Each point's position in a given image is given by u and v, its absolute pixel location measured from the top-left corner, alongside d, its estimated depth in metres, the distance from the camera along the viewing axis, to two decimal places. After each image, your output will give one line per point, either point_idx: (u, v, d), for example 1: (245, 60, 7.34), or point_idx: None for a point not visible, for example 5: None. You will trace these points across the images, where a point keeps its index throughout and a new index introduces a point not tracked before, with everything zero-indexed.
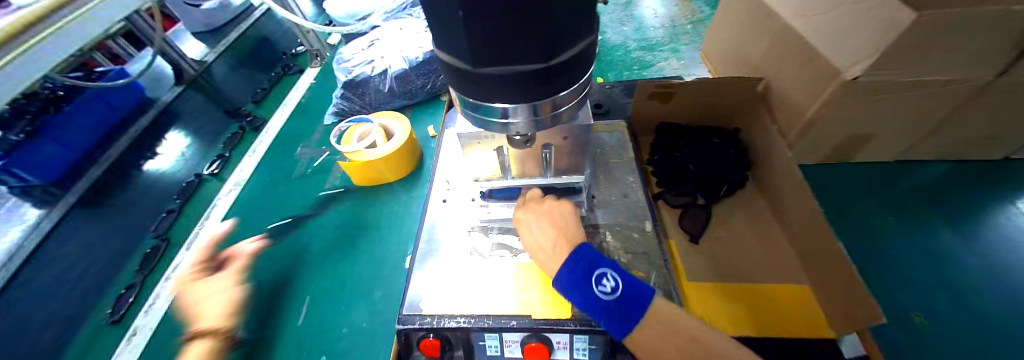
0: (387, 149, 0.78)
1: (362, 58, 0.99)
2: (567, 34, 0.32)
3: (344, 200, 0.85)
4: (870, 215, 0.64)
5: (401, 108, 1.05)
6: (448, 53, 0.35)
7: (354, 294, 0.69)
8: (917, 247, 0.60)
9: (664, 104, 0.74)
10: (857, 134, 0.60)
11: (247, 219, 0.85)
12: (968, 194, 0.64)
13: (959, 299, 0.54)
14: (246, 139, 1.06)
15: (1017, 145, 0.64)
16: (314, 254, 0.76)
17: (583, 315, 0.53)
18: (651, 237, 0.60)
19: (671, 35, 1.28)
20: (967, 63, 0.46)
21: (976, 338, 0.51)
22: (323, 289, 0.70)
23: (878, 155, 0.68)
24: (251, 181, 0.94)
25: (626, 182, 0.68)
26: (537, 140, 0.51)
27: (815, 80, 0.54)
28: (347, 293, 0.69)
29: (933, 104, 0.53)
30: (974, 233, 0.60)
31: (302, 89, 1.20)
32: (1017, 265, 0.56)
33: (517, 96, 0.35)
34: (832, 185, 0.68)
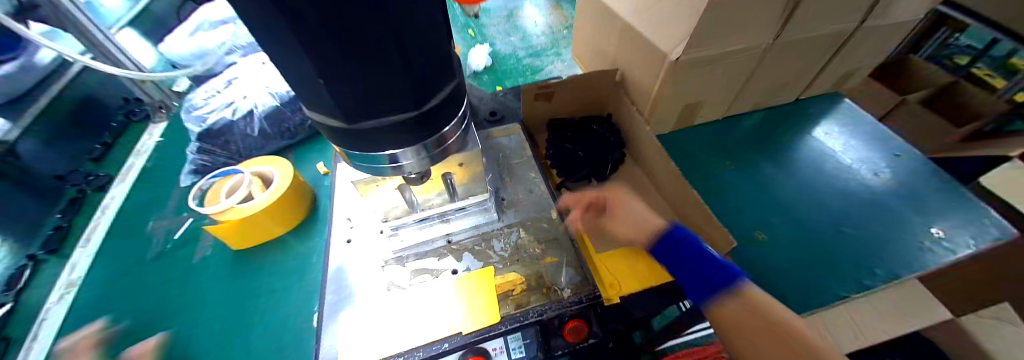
0: (264, 199, 0.69)
1: (218, 103, 0.87)
2: (435, 76, 0.33)
3: (226, 267, 0.73)
4: (715, 163, 0.78)
5: (280, 150, 0.95)
6: (318, 114, 0.33)
7: None
8: (750, 181, 0.75)
9: (547, 103, 0.81)
10: (692, 102, 0.73)
11: (94, 324, 0.70)
12: (776, 134, 0.83)
13: (783, 214, 0.69)
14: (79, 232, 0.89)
15: (795, 90, 0.84)
16: (195, 339, 0.65)
17: (511, 315, 0.55)
18: (558, 225, 0.65)
19: (552, 40, 1.39)
20: (746, 35, 0.59)
21: (799, 241, 0.66)
22: None
23: (713, 115, 0.83)
24: (89, 277, 0.76)
25: (528, 179, 0.72)
26: (436, 170, 0.53)
27: (653, 63, 0.64)
28: None
29: (736, 69, 0.67)
30: (785, 163, 0.77)
31: (144, 152, 1.00)
32: (815, 181, 0.74)
33: (400, 141, 0.35)
34: (687, 147, 0.81)
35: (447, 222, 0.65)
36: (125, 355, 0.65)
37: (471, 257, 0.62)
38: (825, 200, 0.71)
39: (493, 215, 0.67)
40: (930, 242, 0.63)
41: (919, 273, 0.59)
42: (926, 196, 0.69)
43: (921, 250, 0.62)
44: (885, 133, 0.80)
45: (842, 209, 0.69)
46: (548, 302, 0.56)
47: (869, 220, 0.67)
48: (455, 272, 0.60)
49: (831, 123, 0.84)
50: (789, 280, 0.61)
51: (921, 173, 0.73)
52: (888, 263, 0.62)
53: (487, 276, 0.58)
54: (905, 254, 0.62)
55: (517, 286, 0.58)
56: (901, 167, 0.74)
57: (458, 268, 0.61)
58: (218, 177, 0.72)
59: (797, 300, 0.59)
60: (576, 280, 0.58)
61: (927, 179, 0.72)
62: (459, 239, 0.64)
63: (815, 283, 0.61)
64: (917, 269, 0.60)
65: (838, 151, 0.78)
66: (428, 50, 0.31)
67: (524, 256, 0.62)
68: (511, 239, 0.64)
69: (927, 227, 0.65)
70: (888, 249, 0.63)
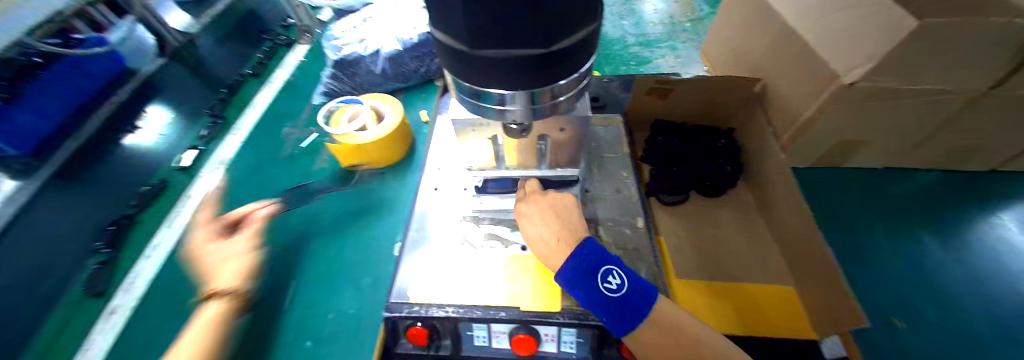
0: (377, 134, 0.75)
1: (353, 37, 0.96)
2: (572, 18, 0.30)
3: (336, 182, 0.83)
4: (855, 222, 0.65)
5: (392, 91, 1.02)
6: (444, 31, 0.33)
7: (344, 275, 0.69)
8: (896, 253, 0.61)
9: (660, 99, 0.75)
10: (850, 140, 0.61)
11: (230, 200, 0.83)
12: (948, 201, 0.66)
13: (920, 297, 0.57)
14: (233, 105, 1.04)
15: (994, 157, 0.65)
16: (306, 234, 0.75)
17: (572, 309, 0.53)
18: (642, 234, 0.60)
19: (668, 31, 1.27)
20: (953, 75, 0.47)
21: (938, 338, 0.53)
22: (314, 269, 0.70)
23: (867, 162, 0.69)
24: (234, 159, 0.92)
25: (619, 177, 0.68)
26: (535, 129, 0.51)
27: (812, 86, 0.54)
28: (338, 275, 0.69)
29: (921, 113, 0.54)
30: (946, 240, 0.62)
31: (291, 66, 1.16)
32: (989, 270, 0.58)
33: (514, 79, 0.34)
34: (821, 190, 0.69)
35: None
36: None
37: None
38: (988, 300, 0.56)
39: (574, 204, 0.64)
40: None
41: None
42: None
43: None
44: None
45: (1014, 319, 0.54)
46: None
47: None
48: (523, 248, 0.60)
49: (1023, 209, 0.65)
50: None
51: None
52: None
53: None
54: None
55: None
56: None
57: (528, 244, 0.61)
58: (343, 102, 0.80)
59: None
60: None
61: None
62: None
63: None
64: None
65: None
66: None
67: None
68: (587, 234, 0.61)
69: None
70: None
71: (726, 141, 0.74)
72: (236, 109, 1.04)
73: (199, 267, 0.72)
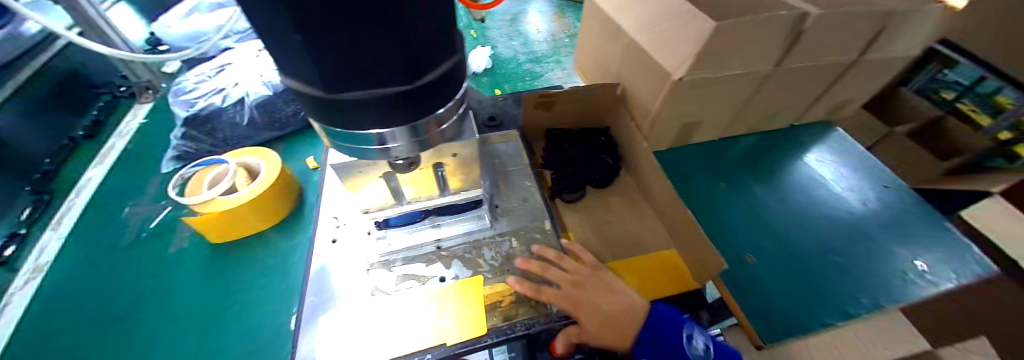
0: (249, 192, 0.67)
1: (209, 88, 0.85)
2: (431, 52, 0.31)
3: (199, 260, 0.79)
4: (712, 185, 0.78)
5: (269, 141, 0.92)
6: (298, 78, 0.31)
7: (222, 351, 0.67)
8: (742, 202, 0.75)
9: (547, 111, 0.80)
10: (690, 122, 0.73)
11: (91, 321, 0.72)
12: (769, 157, 0.83)
13: (765, 235, 0.70)
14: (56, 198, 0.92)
15: (792, 115, 0.84)
16: (167, 325, 0.70)
17: (498, 327, 0.54)
18: (550, 236, 0.64)
19: (554, 47, 1.39)
20: (747, 60, 0.59)
21: (779, 265, 0.66)
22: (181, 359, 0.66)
23: (712, 134, 0.83)
24: (89, 270, 0.80)
25: (523, 186, 0.71)
26: (423, 160, 0.50)
27: (654, 82, 0.64)
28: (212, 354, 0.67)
29: (734, 92, 0.67)
30: (775, 186, 0.78)
31: (128, 133, 1.00)
32: (802, 205, 0.74)
33: (387, 117, 0.33)
34: (682, 165, 0.81)
35: (438, 227, 0.63)
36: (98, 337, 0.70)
37: (460, 264, 0.61)
38: (809, 225, 0.71)
39: (485, 222, 0.65)
40: (914, 275, 0.63)
41: (899, 304, 0.59)
42: (913, 226, 0.70)
43: (905, 282, 0.62)
44: (874, 164, 0.81)
45: (827, 236, 0.70)
46: (536, 315, 0.55)
47: (852, 249, 0.68)
48: (443, 280, 0.59)
49: (820, 150, 0.85)
50: (767, 303, 0.61)
51: (909, 206, 0.73)
52: (870, 291, 0.62)
53: (477, 287, 0.57)
54: (889, 284, 0.62)
55: (506, 298, 0.57)
56: (889, 197, 0.75)
57: (447, 275, 0.60)
58: (199, 167, 0.70)
59: (777, 323, 0.59)
60: None
61: (913, 210, 0.72)
62: (449, 246, 0.63)
63: (793, 308, 0.61)
64: (897, 300, 0.60)
65: (825, 176, 0.80)
66: (427, 25, 0.28)
67: (514, 268, 0.60)
68: (503, 248, 0.63)
69: (911, 260, 0.65)
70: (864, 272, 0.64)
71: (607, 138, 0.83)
72: (60, 200, 0.92)
73: None
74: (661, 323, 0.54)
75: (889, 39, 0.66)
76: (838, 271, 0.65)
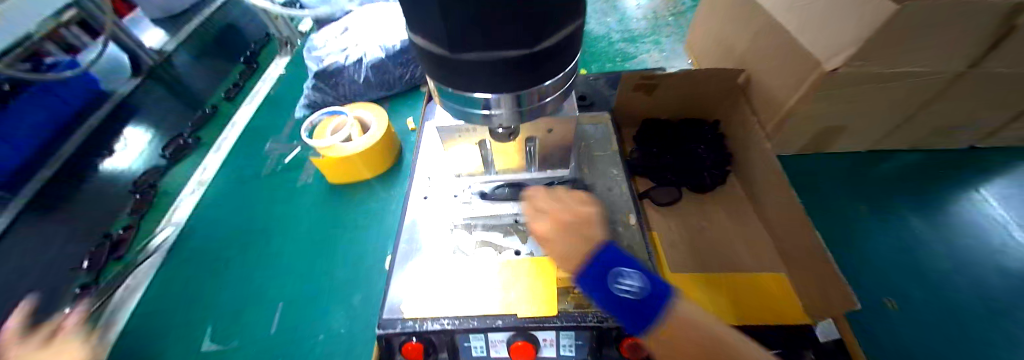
0: (363, 142, 0.74)
1: (334, 47, 0.94)
2: (554, 19, 0.28)
3: (320, 197, 0.81)
4: (845, 204, 0.66)
5: (379, 99, 1.01)
6: (419, 34, 0.31)
7: (334, 295, 0.66)
8: (888, 234, 0.62)
9: (647, 96, 0.74)
10: (832, 126, 0.61)
11: (214, 226, 0.80)
12: (935, 184, 0.67)
13: (919, 280, 0.57)
14: (224, 111, 1.05)
15: (972, 133, 0.66)
16: (290, 253, 0.73)
17: (569, 313, 0.52)
18: (635, 231, 0.60)
19: (652, 26, 1.28)
20: (931, 56, 0.47)
21: (936, 320, 0.53)
22: (298, 291, 0.67)
23: (854, 145, 0.69)
24: (217, 178, 0.90)
25: (610, 175, 0.67)
26: (523, 132, 0.50)
27: (797, 72, 0.54)
28: (325, 296, 0.66)
29: (902, 96, 0.55)
30: (937, 220, 0.62)
31: (271, 80, 1.13)
32: (974, 249, 0.59)
33: (498, 85, 0.32)
34: (810, 176, 0.69)
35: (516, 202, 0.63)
36: (236, 250, 0.75)
37: (536, 242, 0.61)
38: (982, 275, 0.56)
39: None
40: None
41: None
42: None
43: None
44: None
45: (1011, 297, 0.54)
46: None
47: None
48: (518, 254, 0.59)
49: (1015, 186, 0.65)
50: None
51: None
52: None
53: (545, 268, 0.57)
54: None
55: None
56: None
57: (522, 249, 0.60)
58: (325, 115, 0.78)
59: None
60: None
61: None
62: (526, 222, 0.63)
63: None
64: None
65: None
66: None
67: None
68: None
69: None
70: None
71: (710, 145, 0.74)
72: (217, 123, 1.03)
73: (179, 294, 0.70)
74: (596, 262, 0.50)
75: None
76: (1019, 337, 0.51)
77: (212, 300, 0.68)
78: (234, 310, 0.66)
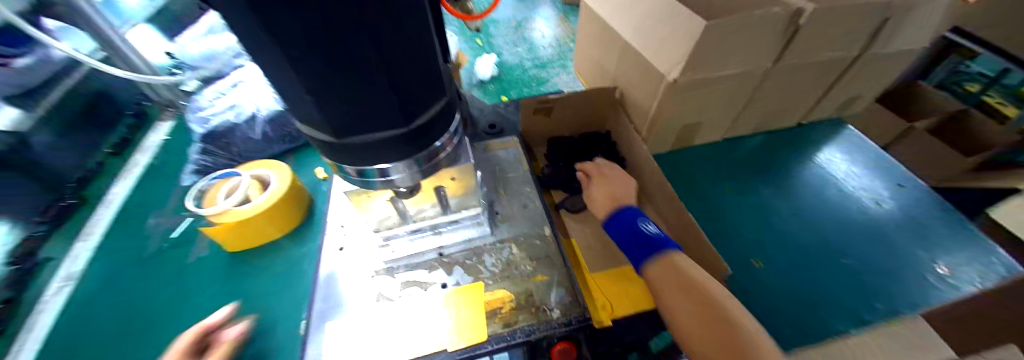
0: (260, 203, 0.69)
1: (222, 104, 0.88)
2: (418, 89, 0.33)
3: (218, 268, 0.75)
4: (713, 185, 0.77)
5: (280, 154, 0.96)
6: (306, 125, 0.35)
7: None
8: (747, 203, 0.74)
9: (546, 118, 0.81)
10: (692, 124, 0.73)
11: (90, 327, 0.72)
12: (776, 157, 0.82)
13: (779, 239, 0.68)
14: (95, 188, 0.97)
15: (795, 113, 0.83)
16: (177, 340, 0.66)
17: (498, 334, 0.54)
18: (551, 242, 0.64)
19: (559, 52, 1.40)
20: (741, 60, 0.59)
21: (794, 269, 0.64)
22: None
23: (715, 135, 0.83)
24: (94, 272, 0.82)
25: (523, 193, 0.72)
26: (423, 187, 0.53)
27: (651, 83, 0.64)
28: None
29: (733, 92, 0.67)
30: (785, 188, 0.76)
31: (151, 149, 1.07)
32: (813, 206, 0.73)
33: (388, 156, 0.36)
34: (685, 167, 0.81)
35: (439, 233, 0.65)
36: (114, 347, 0.67)
37: (461, 271, 0.61)
38: (821, 225, 0.69)
39: (486, 229, 0.66)
40: (936, 278, 0.61)
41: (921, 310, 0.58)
42: (933, 228, 0.68)
43: (925, 285, 0.61)
44: (894, 166, 0.78)
45: (839, 237, 0.67)
46: (538, 322, 0.54)
47: (863, 252, 0.66)
48: (445, 286, 0.60)
49: (835, 149, 0.83)
50: (773, 309, 0.59)
51: (931, 208, 0.70)
52: (889, 296, 0.60)
53: (477, 292, 0.58)
54: (907, 289, 0.60)
55: (505, 304, 0.56)
56: (904, 196, 0.73)
57: (448, 281, 0.60)
58: (218, 178, 0.73)
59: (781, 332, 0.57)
60: (566, 301, 0.56)
61: (934, 214, 0.69)
62: (451, 253, 0.64)
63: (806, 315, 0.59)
64: (919, 306, 0.58)
65: (982, 287, 0.59)
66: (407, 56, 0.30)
67: (515, 273, 0.60)
68: (503, 254, 0.63)
69: (934, 263, 0.63)
70: (914, 278, 0.62)
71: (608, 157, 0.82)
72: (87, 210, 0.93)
73: None
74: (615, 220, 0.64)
75: (891, 34, 0.65)
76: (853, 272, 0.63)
77: None
78: None
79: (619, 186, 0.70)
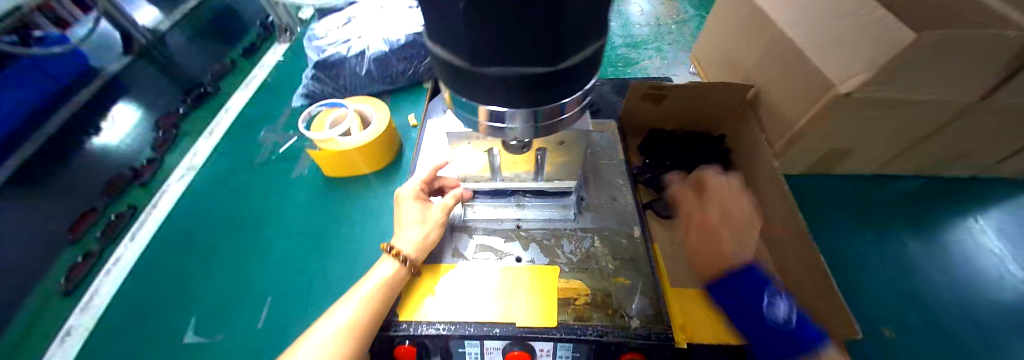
0: (364, 137, 0.72)
1: (337, 37, 0.92)
2: (581, 29, 0.26)
3: (317, 189, 0.79)
4: (845, 226, 0.66)
5: (378, 93, 0.98)
6: (438, 42, 0.29)
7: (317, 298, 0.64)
8: (886, 259, 0.62)
9: (655, 106, 0.73)
10: (840, 148, 0.61)
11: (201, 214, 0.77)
12: (928, 209, 0.67)
13: (917, 308, 0.57)
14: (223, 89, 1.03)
15: (971, 162, 0.67)
16: (279, 248, 0.70)
17: (568, 324, 0.51)
18: (639, 244, 0.59)
19: (655, 33, 1.27)
20: (947, 85, 0.47)
21: (930, 347, 0.53)
22: (288, 287, 0.65)
23: (857, 168, 0.70)
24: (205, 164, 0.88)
25: (615, 185, 0.66)
26: (535, 144, 0.48)
27: (810, 91, 0.54)
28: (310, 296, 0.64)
29: (910, 123, 0.55)
30: (935, 250, 0.63)
31: (269, 66, 1.11)
32: (973, 278, 0.59)
33: (516, 101, 0.31)
34: (811, 197, 0.69)
35: (520, 207, 0.63)
36: (224, 241, 0.73)
37: (537, 249, 0.59)
38: (976, 306, 0.57)
39: (570, 213, 0.62)
40: None
41: None
42: None
43: None
44: None
45: (999, 324, 0.55)
46: (612, 324, 0.50)
47: None
48: (518, 261, 0.58)
49: (1003, 217, 0.66)
50: None
51: None
52: None
53: (552, 277, 0.55)
54: None
55: (580, 297, 0.53)
56: None
57: (522, 256, 0.59)
58: (325, 106, 0.77)
59: None
60: (650, 313, 0.51)
61: None
62: (528, 228, 0.62)
63: None
64: None
65: None
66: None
67: (593, 267, 0.57)
68: (584, 244, 0.59)
69: None
70: None
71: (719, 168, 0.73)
72: (213, 104, 0.99)
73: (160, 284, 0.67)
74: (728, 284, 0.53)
75: None
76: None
77: (196, 292, 0.66)
78: (218, 307, 0.64)
79: (733, 202, 0.64)
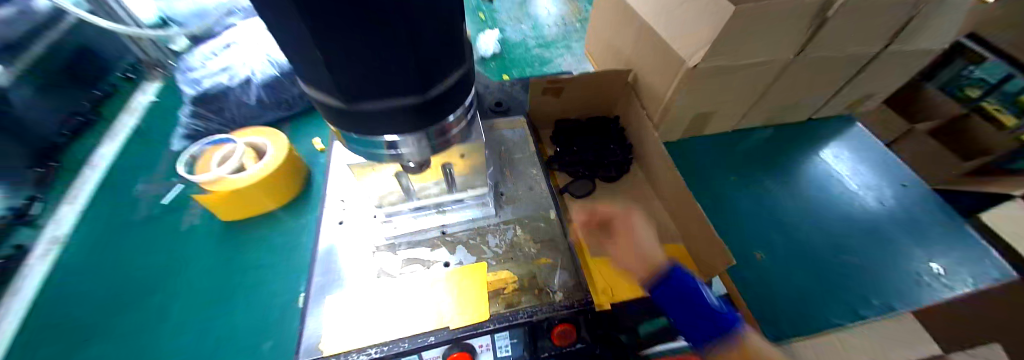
0: (260, 169, 0.67)
1: (218, 66, 0.85)
2: (441, 58, 0.30)
3: (212, 238, 0.77)
4: (718, 173, 0.78)
5: (277, 121, 0.92)
6: (316, 91, 0.31)
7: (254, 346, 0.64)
8: (754, 198, 0.73)
9: (556, 98, 0.79)
10: (705, 112, 0.72)
11: (108, 303, 0.70)
12: (784, 150, 0.81)
13: (780, 231, 0.68)
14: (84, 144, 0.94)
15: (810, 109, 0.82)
16: (173, 312, 0.69)
17: (500, 314, 0.53)
18: (555, 225, 0.63)
19: (564, 32, 1.35)
20: (762, 49, 0.57)
21: (791, 261, 0.65)
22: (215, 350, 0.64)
23: (727, 124, 0.81)
24: (108, 243, 0.79)
25: (529, 175, 0.70)
26: (436, 161, 0.52)
27: (669, 68, 0.62)
28: (245, 348, 0.64)
29: (750, 83, 0.66)
30: (792, 183, 0.75)
31: (137, 110, 1.05)
32: (817, 199, 0.72)
33: (402, 126, 0.33)
34: (693, 157, 0.80)
35: (443, 213, 0.64)
36: (103, 319, 0.69)
37: (465, 251, 0.61)
38: (824, 223, 0.69)
39: (490, 210, 0.65)
40: (929, 277, 0.61)
41: (913, 307, 0.58)
42: (927, 225, 0.67)
43: (920, 283, 0.61)
44: (896, 164, 0.75)
45: (843, 234, 0.67)
46: (540, 304, 0.53)
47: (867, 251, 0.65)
48: (447, 265, 0.59)
49: (842, 146, 0.81)
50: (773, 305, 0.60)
51: (926, 206, 0.69)
52: (886, 293, 0.61)
53: (481, 272, 0.57)
54: (904, 286, 0.61)
55: (508, 285, 0.56)
56: (904, 194, 0.71)
57: (450, 260, 0.60)
58: (209, 145, 0.71)
59: (771, 326, 0.59)
60: (571, 285, 0.56)
61: (929, 211, 0.69)
62: (454, 232, 0.63)
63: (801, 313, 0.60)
64: (911, 303, 0.59)
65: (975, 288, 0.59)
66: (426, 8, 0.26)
67: (519, 255, 0.60)
68: (506, 236, 0.62)
69: (929, 263, 0.63)
70: (901, 273, 0.62)
71: (619, 147, 0.80)
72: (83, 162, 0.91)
73: None
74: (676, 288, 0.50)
75: (918, 32, 0.63)
76: (856, 268, 0.64)
77: None
78: None
79: None
